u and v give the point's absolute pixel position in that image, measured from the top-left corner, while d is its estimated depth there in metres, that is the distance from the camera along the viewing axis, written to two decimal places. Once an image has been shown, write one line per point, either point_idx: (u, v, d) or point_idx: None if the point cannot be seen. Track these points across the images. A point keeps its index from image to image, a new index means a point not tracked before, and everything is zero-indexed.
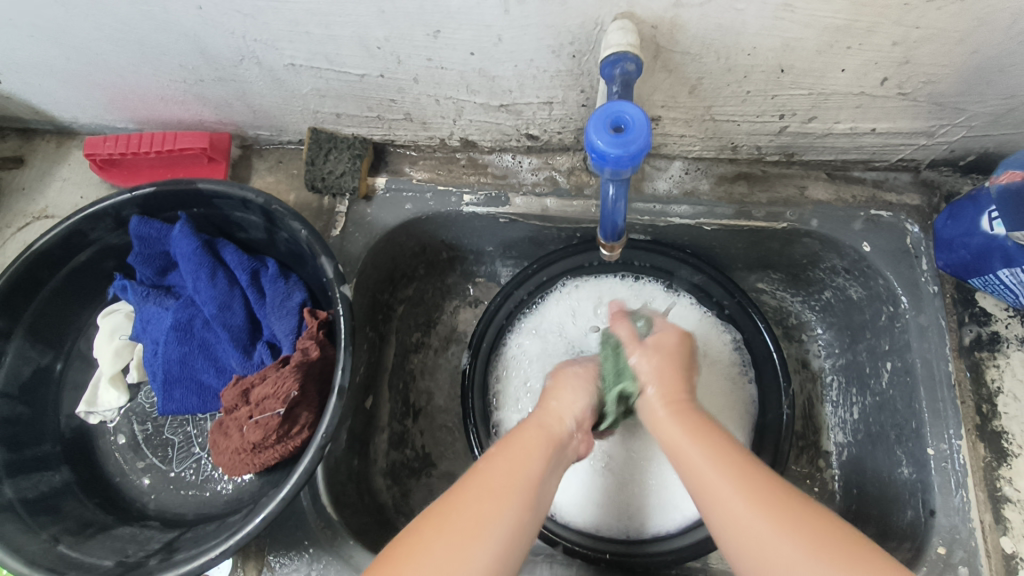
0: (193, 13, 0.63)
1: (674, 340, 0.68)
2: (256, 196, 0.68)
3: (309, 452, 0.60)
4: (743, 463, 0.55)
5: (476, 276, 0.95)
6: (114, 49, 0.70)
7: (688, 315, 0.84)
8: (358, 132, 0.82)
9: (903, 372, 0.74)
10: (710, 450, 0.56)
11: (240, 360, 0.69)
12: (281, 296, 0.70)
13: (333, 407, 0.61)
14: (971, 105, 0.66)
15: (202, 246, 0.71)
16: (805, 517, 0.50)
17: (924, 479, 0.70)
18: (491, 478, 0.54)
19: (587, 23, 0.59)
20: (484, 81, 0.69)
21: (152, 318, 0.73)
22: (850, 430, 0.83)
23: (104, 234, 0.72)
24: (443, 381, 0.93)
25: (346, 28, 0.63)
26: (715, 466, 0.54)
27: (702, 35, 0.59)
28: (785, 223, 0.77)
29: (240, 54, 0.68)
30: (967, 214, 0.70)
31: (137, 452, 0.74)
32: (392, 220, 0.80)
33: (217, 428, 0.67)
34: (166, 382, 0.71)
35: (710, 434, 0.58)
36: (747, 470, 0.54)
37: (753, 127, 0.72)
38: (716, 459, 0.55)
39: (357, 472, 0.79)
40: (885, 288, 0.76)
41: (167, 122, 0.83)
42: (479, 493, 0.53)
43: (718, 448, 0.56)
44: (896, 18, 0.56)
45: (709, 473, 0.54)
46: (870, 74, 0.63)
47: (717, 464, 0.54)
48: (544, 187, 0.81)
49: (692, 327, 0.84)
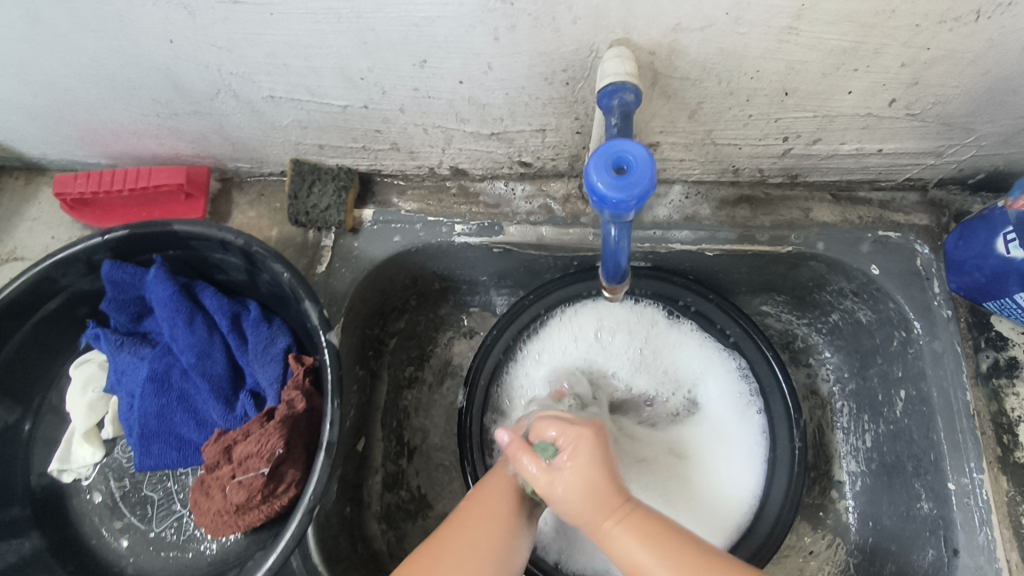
0: (164, 47, 0.59)
1: (590, 432, 0.55)
2: (235, 237, 0.65)
3: (296, 515, 0.57)
4: (693, 543, 0.50)
5: (470, 306, 0.90)
6: (83, 85, 0.66)
7: (688, 346, 0.82)
8: (342, 162, 0.78)
9: (918, 401, 0.71)
10: (654, 544, 0.50)
11: (221, 412, 0.65)
12: (264, 342, 0.67)
13: (321, 465, 0.58)
14: (981, 125, 0.63)
15: (179, 290, 0.67)
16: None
17: (946, 515, 0.67)
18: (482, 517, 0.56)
19: (581, 50, 0.56)
20: (474, 109, 0.65)
21: (127, 368, 0.69)
22: (864, 459, 0.80)
23: (75, 280, 0.68)
24: (439, 419, 0.89)
25: (327, 59, 0.59)
26: (664, 561, 0.49)
27: (702, 59, 0.56)
28: (790, 247, 0.74)
29: (216, 86, 0.65)
30: (979, 236, 0.68)
31: (113, 511, 0.70)
32: (381, 253, 0.76)
33: (198, 487, 0.63)
34: (144, 436, 0.67)
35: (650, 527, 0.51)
36: (696, 551, 0.50)
37: (755, 150, 0.70)
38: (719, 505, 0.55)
39: (349, 520, 0.75)
40: (896, 312, 0.73)
41: (142, 157, 0.79)
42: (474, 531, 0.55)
43: (668, 540, 0.50)
44: (904, 40, 0.53)
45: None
46: (877, 96, 0.60)
47: (661, 550, 0.50)
48: (539, 216, 0.77)
49: (696, 356, 0.82)
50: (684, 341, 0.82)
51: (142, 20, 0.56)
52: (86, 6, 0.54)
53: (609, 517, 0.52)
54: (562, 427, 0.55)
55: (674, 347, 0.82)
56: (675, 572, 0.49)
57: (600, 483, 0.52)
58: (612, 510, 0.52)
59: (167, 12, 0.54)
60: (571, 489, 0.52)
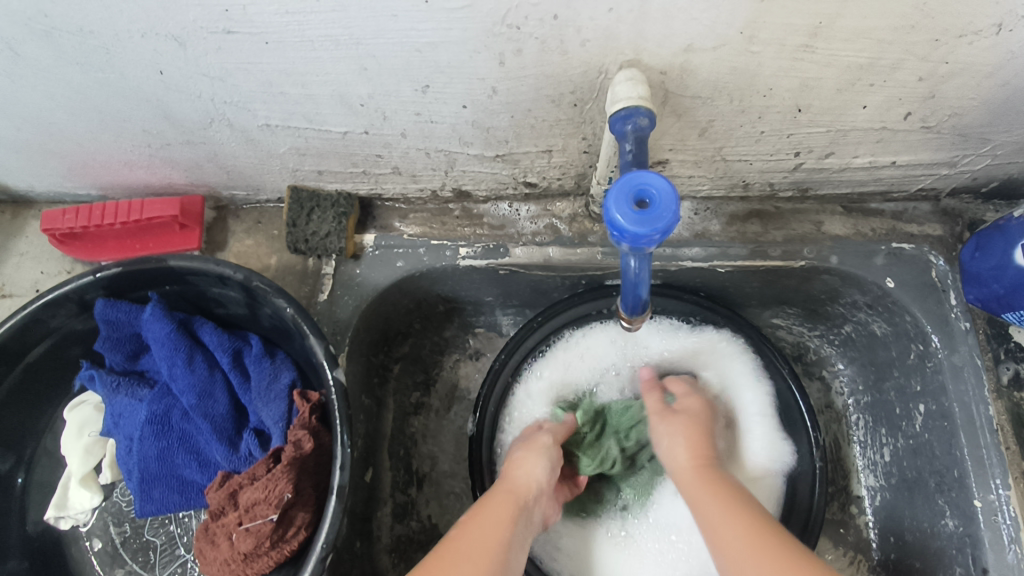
0: (155, 78, 0.57)
1: (700, 400, 0.70)
2: (234, 271, 0.62)
3: (309, 562, 0.55)
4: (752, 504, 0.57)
5: (475, 327, 0.88)
6: (70, 118, 0.64)
7: (706, 360, 0.79)
8: (342, 187, 0.76)
9: (940, 417, 0.70)
10: (726, 501, 0.57)
11: (225, 454, 0.63)
12: (267, 379, 0.65)
13: (332, 509, 0.55)
14: (997, 135, 0.62)
15: (176, 328, 0.65)
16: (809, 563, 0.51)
17: (973, 533, 0.65)
18: (488, 531, 0.57)
19: (589, 72, 0.54)
20: (477, 133, 0.63)
21: (125, 411, 0.66)
22: (882, 473, 0.78)
23: (67, 320, 0.66)
24: (445, 443, 0.86)
25: (325, 87, 0.57)
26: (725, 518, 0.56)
27: (713, 78, 0.54)
28: (803, 261, 0.72)
29: (209, 116, 0.62)
30: (996, 245, 0.67)
31: (115, 558, 0.68)
32: (384, 280, 0.74)
33: (202, 534, 0.61)
34: (144, 481, 0.64)
35: (719, 481, 0.60)
36: (759, 527, 0.54)
37: (766, 165, 0.68)
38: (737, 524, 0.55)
39: (359, 555, 0.72)
40: (912, 325, 0.71)
41: (134, 188, 0.77)
42: (477, 544, 0.55)
43: (738, 500, 0.57)
44: (923, 55, 0.51)
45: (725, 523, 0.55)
46: (893, 110, 0.59)
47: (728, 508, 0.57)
48: (545, 236, 0.75)
49: (716, 372, 0.78)
50: (702, 355, 0.79)
51: (130, 53, 0.53)
52: (72, 40, 0.52)
53: (704, 479, 0.60)
54: (683, 393, 0.71)
55: (694, 363, 0.79)
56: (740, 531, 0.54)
57: (698, 434, 0.66)
58: (696, 465, 0.62)
59: (157, 44, 0.52)
60: (672, 458, 0.64)
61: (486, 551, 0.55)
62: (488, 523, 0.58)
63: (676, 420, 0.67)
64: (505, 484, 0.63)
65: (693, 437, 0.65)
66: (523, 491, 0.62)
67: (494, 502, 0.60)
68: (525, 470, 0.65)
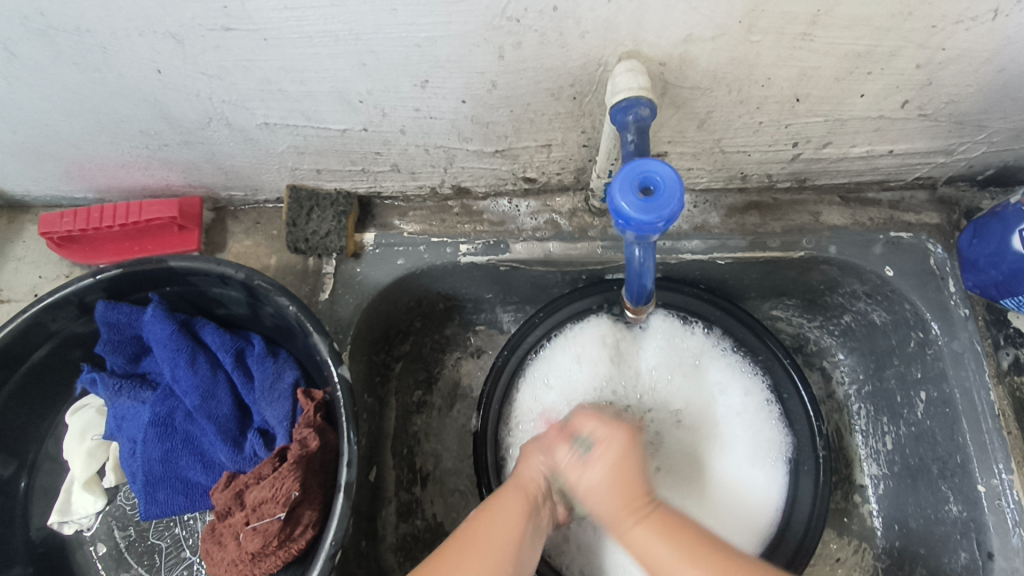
0: (153, 78, 0.57)
1: (624, 433, 0.62)
2: (235, 271, 0.62)
3: (317, 560, 0.54)
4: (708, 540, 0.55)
5: (476, 324, 0.88)
6: (67, 120, 0.63)
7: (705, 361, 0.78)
8: (341, 186, 0.76)
9: (941, 403, 0.70)
10: (671, 538, 0.55)
11: (230, 454, 0.62)
12: (271, 378, 0.64)
13: (340, 507, 0.55)
14: (993, 122, 0.63)
15: (178, 328, 0.65)
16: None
17: (977, 518, 0.66)
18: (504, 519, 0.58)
19: (589, 64, 0.54)
20: (477, 128, 0.64)
21: (128, 413, 0.66)
22: (885, 462, 0.79)
23: (67, 323, 0.65)
24: (451, 441, 0.86)
25: (324, 83, 0.57)
26: (678, 554, 0.54)
27: (712, 69, 0.54)
28: (803, 251, 0.72)
29: (207, 115, 0.62)
30: (994, 232, 0.67)
31: (120, 562, 0.68)
32: (385, 277, 0.74)
33: (209, 535, 0.61)
34: (149, 483, 0.64)
35: (661, 523, 0.56)
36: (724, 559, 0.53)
37: (764, 156, 0.68)
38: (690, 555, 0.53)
39: (365, 554, 0.72)
40: (912, 313, 0.71)
41: (131, 190, 0.76)
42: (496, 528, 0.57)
43: (691, 535, 0.55)
44: (920, 41, 0.52)
45: (676, 565, 0.53)
46: (890, 98, 0.59)
47: (677, 546, 0.54)
48: (546, 231, 0.75)
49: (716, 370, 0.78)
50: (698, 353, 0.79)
51: (129, 52, 0.53)
52: (69, 39, 0.52)
53: (631, 516, 0.57)
54: (598, 427, 0.62)
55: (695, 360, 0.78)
56: (698, 571, 0.52)
57: (624, 481, 0.59)
58: (633, 509, 0.57)
59: (156, 42, 0.52)
60: (591, 489, 0.59)
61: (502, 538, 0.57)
62: (500, 515, 0.58)
63: (603, 457, 0.60)
64: (514, 482, 0.62)
65: (620, 478, 0.59)
66: (533, 489, 0.61)
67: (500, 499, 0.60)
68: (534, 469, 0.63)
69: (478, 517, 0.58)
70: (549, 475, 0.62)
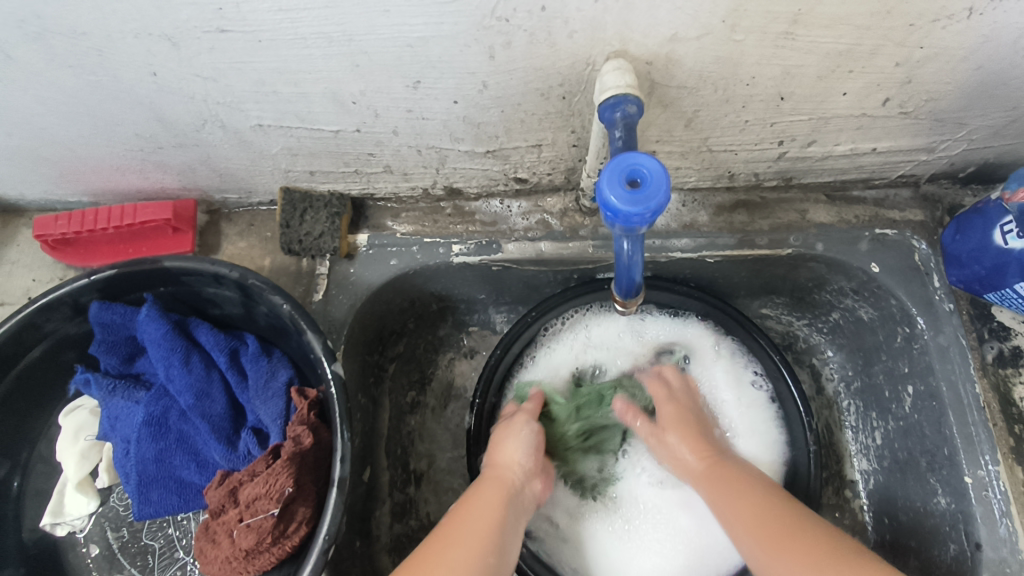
0: (148, 80, 0.57)
1: (671, 408, 0.72)
2: (230, 270, 0.62)
3: (311, 555, 0.55)
4: (756, 492, 0.60)
5: (469, 325, 0.88)
6: (62, 122, 0.64)
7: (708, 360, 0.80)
8: (334, 188, 0.76)
9: (928, 396, 0.71)
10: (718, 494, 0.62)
11: (224, 453, 0.63)
12: (265, 377, 0.65)
13: (334, 502, 0.56)
14: (973, 119, 0.65)
15: (173, 328, 0.65)
16: (807, 531, 0.54)
17: (965, 509, 0.66)
18: (478, 518, 0.58)
19: (577, 64, 0.55)
20: (468, 128, 0.65)
21: (121, 413, 0.66)
22: (875, 457, 0.80)
23: (61, 324, 0.66)
24: (444, 442, 0.87)
25: (317, 84, 0.58)
26: (727, 511, 0.60)
27: (698, 68, 0.56)
28: (790, 249, 0.73)
29: (202, 117, 0.63)
30: (976, 228, 0.69)
31: (112, 563, 0.69)
32: (378, 278, 0.74)
33: (202, 533, 0.61)
34: (142, 483, 0.64)
35: (730, 473, 0.64)
36: (756, 509, 0.58)
37: (751, 154, 0.70)
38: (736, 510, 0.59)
39: (359, 554, 0.72)
40: (898, 309, 0.73)
41: (125, 193, 0.77)
42: (472, 523, 0.57)
43: (744, 489, 0.61)
44: (899, 39, 0.53)
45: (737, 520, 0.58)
46: (871, 96, 0.61)
47: (724, 498, 0.61)
48: (537, 231, 0.76)
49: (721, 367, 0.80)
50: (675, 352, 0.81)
51: (124, 54, 0.54)
52: (64, 41, 0.52)
53: (702, 476, 0.65)
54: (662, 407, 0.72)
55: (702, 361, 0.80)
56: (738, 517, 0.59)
57: (691, 433, 0.69)
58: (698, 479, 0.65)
59: (151, 44, 0.53)
60: (675, 458, 0.69)
61: (481, 536, 0.56)
62: (479, 507, 0.59)
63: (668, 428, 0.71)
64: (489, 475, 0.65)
65: (689, 440, 0.68)
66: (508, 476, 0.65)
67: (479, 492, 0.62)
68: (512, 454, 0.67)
69: (455, 515, 0.59)
70: (522, 461, 0.67)
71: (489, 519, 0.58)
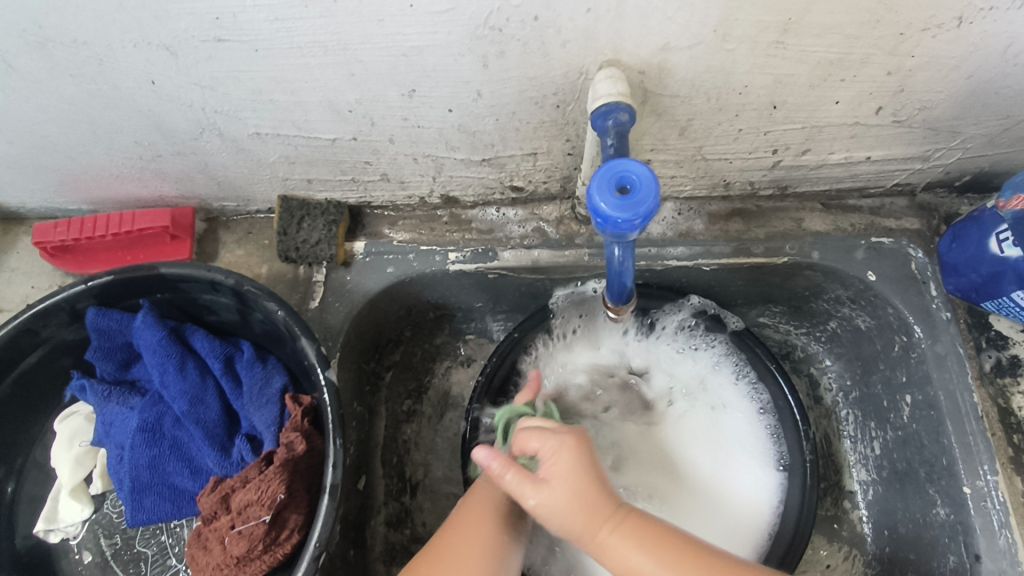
0: (146, 89, 0.58)
1: (573, 444, 0.54)
2: (225, 277, 0.63)
3: (302, 561, 0.54)
4: (685, 545, 0.50)
5: (466, 334, 0.88)
6: (62, 131, 0.65)
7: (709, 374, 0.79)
8: (331, 196, 0.77)
9: (926, 406, 0.70)
10: (644, 540, 0.50)
11: (217, 460, 0.63)
12: (260, 383, 0.65)
13: (325, 509, 0.55)
14: (966, 128, 0.65)
15: (168, 334, 0.66)
16: None
17: (964, 520, 0.65)
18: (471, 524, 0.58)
19: (570, 73, 0.56)
20: (464, 137, 0.65)
21: (117, 419, 0.67)
22: (873, 467, 0.79)
23: (58, 329, 0.66)
24: (443, 451, 0.86)
25: (314, 93, 0.59)
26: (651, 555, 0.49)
27: (691, 77, 0.56)
28: (786, 257, 0.73)
29: (199, 125, 0.63)
30: (972, 236, 0.69)
31: (105, 569, 0.69)
32: (374, 285, 0.75)
33: (194, 540, 0.61)
34: (136, 490, 0.65)
35: (633, 521, 0.51)
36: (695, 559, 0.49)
37: (746, 163, 0.70)
38: (647, 542, 0.50)
39: (353, 564, 0.71)
40: (895, 317, 0.72)
41: (125, 200, 0.78)
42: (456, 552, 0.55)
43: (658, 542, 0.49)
44: (890, 49, 0.54)
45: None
46: (864, 105, 0.61)
47: (650, 547, 0.49)
48: (533, 239, 0.76)
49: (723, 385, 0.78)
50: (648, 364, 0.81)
51: (122, 62, 0.55)
52: (64, 51, 0.53)
53: (603, 523, 0.51)
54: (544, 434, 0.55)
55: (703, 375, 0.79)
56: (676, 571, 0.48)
57: (584, 482, 0.52)
58: (601, 514, 0.51)
59: (148, 53, 0.53)
60: (550, 509, 0.51)
61: (467, 560, 0.55)
62: (464, 529, 0.57)
63: (559, 462, 0.53)
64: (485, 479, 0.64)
65: (577, 478, 0.52)
66: None
67: (468, 508, 0.60)
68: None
69: (440, 540, 0.57)
70: None
71: (475, 543, 0.56)
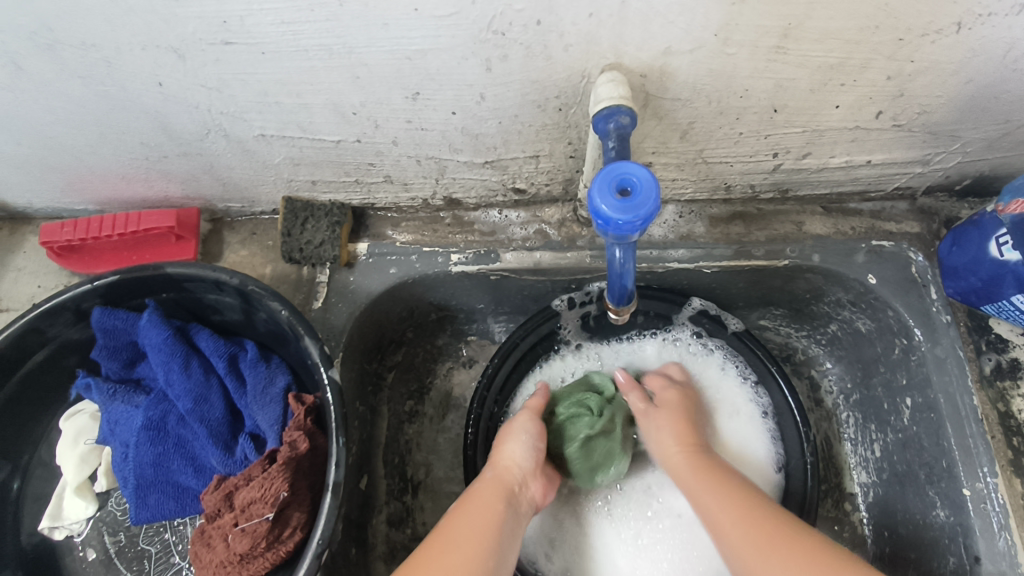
0: (154, 91, 0.59)
1: (677, 398, 0.72)
2: (230, 277, 0.63)
3: (304, 558, 0.55)
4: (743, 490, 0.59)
5: (468, 335, 0.89)
6: (70, 132, 0.65)
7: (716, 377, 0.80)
8: (336, 198, 0.78)
9: (926, 408, 0.71)
10: (711, 485, 0.60)
11: (221, 458, 0.64)
12: (263, 382, 0.66)
13: (327, 507, 0.56)
14: (966, 132, 0.65)
15: (173, 333, 0.66)
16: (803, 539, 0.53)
17: (963, 522, 0.66)
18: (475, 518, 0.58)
19: (573, 76, 0.56)
20: (467, 140, 0.66)
21: (121, 417, 0.67)
22: (874, 469, 0.79)
23: (64, 328, 0.67)
24: (444, 451, 0.86)
25: (319, 96, 0.59)
26: (716, 501, 0.58)
27: (693, 81, 0.57)
28: (787, 260, 0.73)
29: (205, 127, 0.64)
30: (972, 240, 0.69)
31: (109, 567, 0.69)
32: (377, 286, 0.75)
33: (197, 537, 0.62)
34: (140, 487, 0.65)
35: (709, 469, 0.63)
36: (749, 505, 0.57)
37: (747, 166, 0.71)
38: (715, 485, 0.60)
39: (354, 562, 0.72)
40: (895, 320, 0.73)
41: (130, 201, 0.78)
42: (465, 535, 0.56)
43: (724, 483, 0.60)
44: (890, 54, 0.54)
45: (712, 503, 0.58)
46: (864, 109, 0.61)
47: (715, 489, 0.60)
48: (535, 242, 0.77)
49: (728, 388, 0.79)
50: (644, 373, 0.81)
51: (130, 65, 0.55)
52: (73, 53, 0.54)
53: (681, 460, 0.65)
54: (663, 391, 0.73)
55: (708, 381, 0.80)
56: (731, 508, 0.57)
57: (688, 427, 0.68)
58: (688, 455, 0.65)
59: (156, 56, 0.54)
60: (662, 448, 0.67)
61: (474, 543, 0.55)
62: (471, 514, 0.58)
63: (667, 413, 0.69)
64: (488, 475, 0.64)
65: (680, 426, 0.68)
66: (509, 474, 0.64)
67: (476, 495, 0.61)
68: (513, 454, 0.66)
69: (449, 520, 0.58)
70: (523, 460, 0.66)
71: (482, 528, 0.57)
